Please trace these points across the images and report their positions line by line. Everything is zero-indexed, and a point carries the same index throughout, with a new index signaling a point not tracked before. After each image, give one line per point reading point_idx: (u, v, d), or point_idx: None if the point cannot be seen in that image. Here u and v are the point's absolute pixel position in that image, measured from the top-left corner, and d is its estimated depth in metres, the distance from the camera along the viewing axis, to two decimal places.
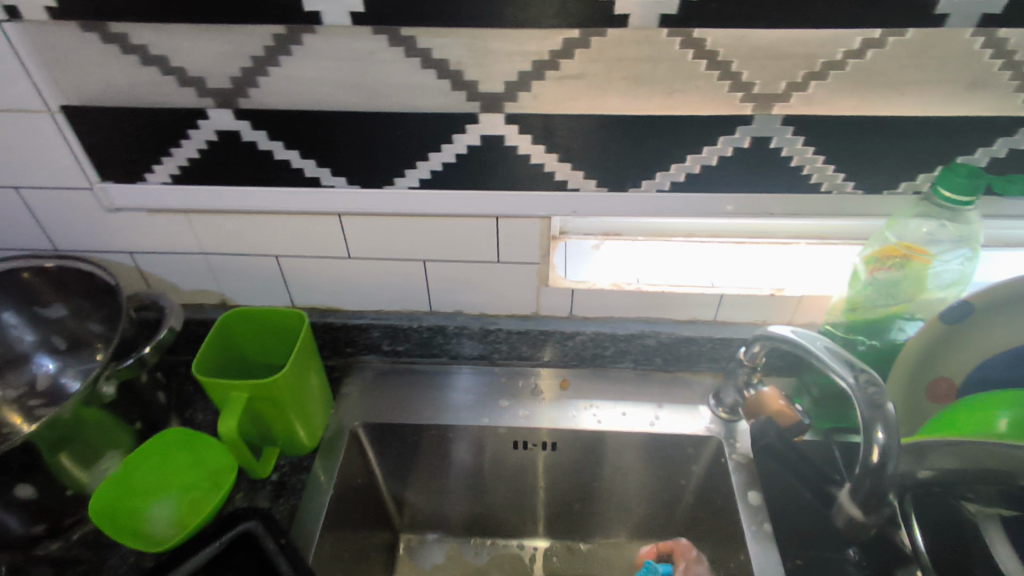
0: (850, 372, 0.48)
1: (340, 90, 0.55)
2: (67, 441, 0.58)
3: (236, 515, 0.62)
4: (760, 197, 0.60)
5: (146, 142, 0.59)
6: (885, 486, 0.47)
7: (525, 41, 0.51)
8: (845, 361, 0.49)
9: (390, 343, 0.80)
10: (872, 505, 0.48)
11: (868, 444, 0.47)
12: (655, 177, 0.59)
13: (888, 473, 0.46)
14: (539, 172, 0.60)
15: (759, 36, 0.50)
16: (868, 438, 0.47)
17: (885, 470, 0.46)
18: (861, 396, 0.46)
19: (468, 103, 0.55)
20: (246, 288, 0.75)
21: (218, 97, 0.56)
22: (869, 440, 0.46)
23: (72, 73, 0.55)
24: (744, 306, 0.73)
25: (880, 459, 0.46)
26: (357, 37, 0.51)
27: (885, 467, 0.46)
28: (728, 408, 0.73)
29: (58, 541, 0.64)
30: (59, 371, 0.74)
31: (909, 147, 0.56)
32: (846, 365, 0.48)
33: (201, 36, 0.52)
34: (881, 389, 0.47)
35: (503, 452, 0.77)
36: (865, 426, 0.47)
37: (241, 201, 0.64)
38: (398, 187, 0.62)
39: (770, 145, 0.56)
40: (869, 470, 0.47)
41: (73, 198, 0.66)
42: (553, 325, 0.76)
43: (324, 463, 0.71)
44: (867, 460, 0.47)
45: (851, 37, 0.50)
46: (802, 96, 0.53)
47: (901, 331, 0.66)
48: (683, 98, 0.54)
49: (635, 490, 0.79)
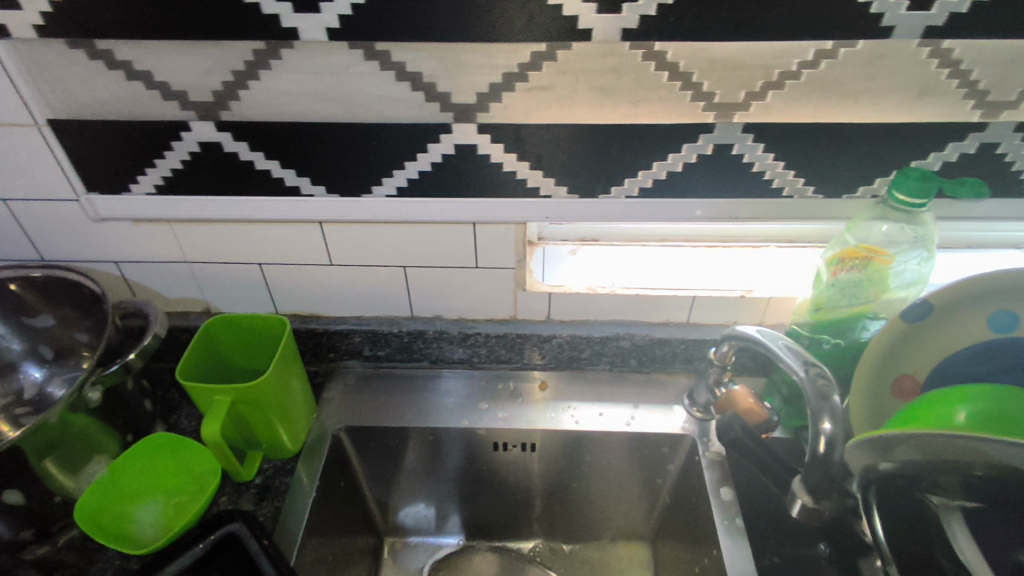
0: (803, 366, 0.50)
1: (318, 102, 0.57)
2: (54, 447, 0.59)
3: (220, 516, 0.63)
4: (725, 201, 0.63)
5: (129, 154, 0.61)
6: (835, 475, 0.49)
7: (495, 54, 0.53)
8: (800, 357, 0.51)
9: (372, 349, 0.82)
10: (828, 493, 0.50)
11: (818, 434, 0.49)
12: (623, 183, 0.61)
13: (836, 461, 0.49)
14: (511, 179, 0.62)
15: (717, 49, 0.52)
16: (817, 429, 0.49)
17: (832, 460, 0.49)
18: (811, 389, 0.49)
19: (441, 114, 0.57)
20: (230, 295, 0.77)
21: (200, 110, 0.58)
22: (818, 430, 0.49)
23: (58, 88, 0.56)
24: (715, 308, 0.75)
25: (827, 448, 0.48)
26: (333, 51, 0.54)
27: (833, 456, 0.48)
28: (701, 408, 0.75)
29: (45, 545, 0.65)
30: (45, 379, 0.76)
31: (865, 154, 0.59)
32: (798, 360, 0.51)
33: (183, 52, 0.54)
34: (830, 382, 0.50)
35: (484, 453, 0.79)
36: (814, 416, 0.49)
37: (224, 210, 0.66)
38: (376, 195, 0.64)
39: (732, 151, 0.59)
40: (818, 459, 0.49)
41: (60, 209, 0.67)
42: (530, 328, 0.78)
43: (307, 463, 0.73)
44: (817, 452, 0.49)
45: (804, 48, 0.52)
46: (760, 105, 0.56)
47: (864, 329, 0.67)
48: (647, 107, 0.56)
49: (614, 490, 0.80)
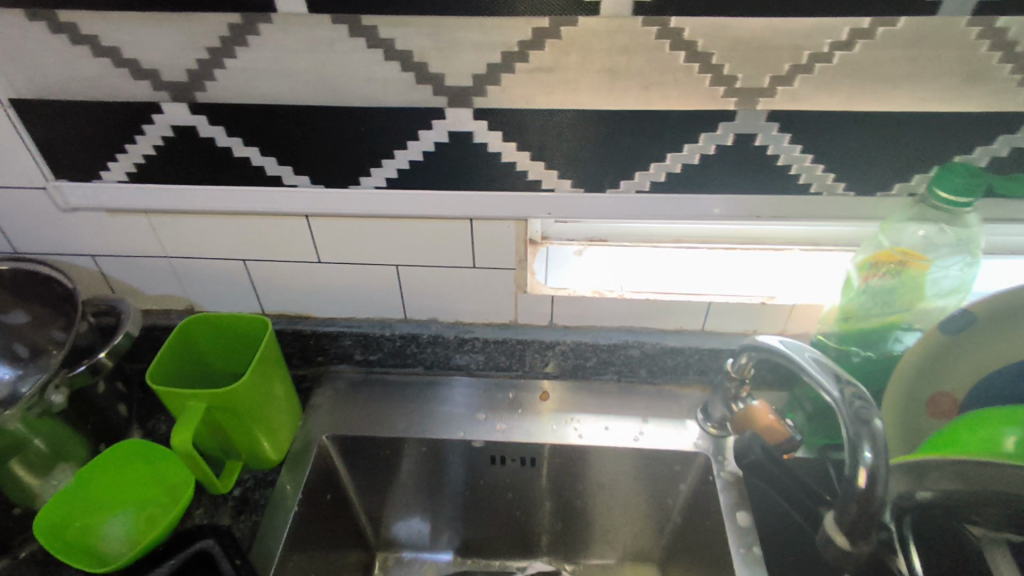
0: (836, 385, 0.44)
1: (300, 83, 0.52)
2: (16, 451, 0.55)
3: (191, 533, 0.59)
4: (745, 198, 0.57)
5: (99, 138, 0.57)
6: (876, 509, 0.43)
7: (492, 30, 0.48)
8: (832, 372, 0.45)
9: (363, 353, 0.77)
10: (865, 531, 0.44)
11: (855, 464, 0.43)
12: (634, 176, 0.56)
13: (879, 494, 0.42)
14: (511, 171, 0.57)
15: (739, 26, 0.47)
16: (855, 458, 0.43)
17: (875, 495, 0.43)
18: (846, 412, 0.43)
19: (433, 97, 0.52)
20: (212, 293, 0.72)
21: (173, 90, 0.53)
22: (855, 459, 0.43)
23: (20, 64, 0.52)
24: (733, 315, 0.69)
25: (867, 483, 0.42)
26: (315, 26, 0.49)
27: (874, 490, 0.42)
28: (717, 424, 0.69)
29: (4, 560, 0.60)
30: (17, 379, 0.71)
31: (904, 147, 0.53)
32: (831, 377, 0.45)
33: (152, 25, 0.50)
34: (868, 403, 0.44)
35: (480, 466, 0.74)
36: (851, 443, 0.43)
37: (202, 202, 0.61)
38: (364, 186, 0.59)
39: (755, 142, 0.53)
40: (856, 493, 0.43)
41: (29, 199, 0.63)
42: (532, 334, 0.73)
43: (290, 475, 0.68)
44: (854, 484, 0.43)
45: (838, 26, 0.47)
46: (786, 91, 0.50)
47: (897, 341, 0.61)
48: (661, 92, 0.51)
49: (620, 509, 0.75)
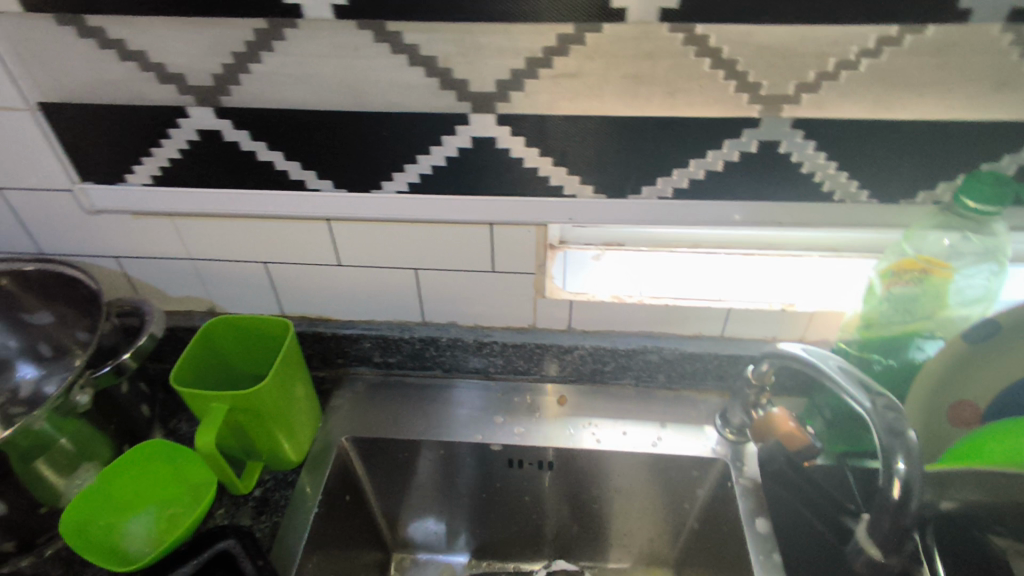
0: (867, 396, 0.44)
1: (326, 88, 0.52)
2: (40, 450, 0.56)
3: (213, 533, 0.60)
4: (768, 205, 0.57)
5: (125, 142, 0.57)
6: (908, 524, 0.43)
7: (518, 36, 0.48)
8: (861, 383, 0.45)
9: (382, 355, 0.77)
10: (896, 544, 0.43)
11: (889, 476, 0.43)
12: (656, 183, 0.56)
13: (912, 507, 0.42)
14: (533, 176, 0.57)
15: (765, 33, 0.47)
16: (887, 469, 0.43)
17: (907, 506, 0.42)
18: (880, 423, 0.43)
19: (457, 103, 0.52)
20: (234, 295, 0.73)
21: (199, 95, 0.54)
22: (888, 469, 0.43)
23: (50, 69, 0.53)
24: (752, 321, 0.69)
25: (902, 494, 0.42)
26: (341, 32, 0.49)
27: (908, 503, 0.42)
28: (735, 430, 0.68)
29: (28, 557, 0.62)
30: (41, 379, 0.73)
31: (930, 155, 0.52)
32: (860, 387, 0.45)
33: (179, 31, 0.50)
34: (900, 415, 0.44)
35: (497, 469, 0.74)
36: (884, 454, 0.43)
37: (226, 205, 0.62)
38: (386, 191, 0.59)
39: (779, 149, 0.53)
40: (890, 507, 0.42)
41: (55, 201, 0.64)
42: (550, 338, 0.73)
43: (309, 476, 0.68)
44: (888, 495, 0.43)
45: (866, 34, 0.46)
46: (811, 98, 0.50)
47: (920, 350, 0.60)
48: (686, 98, 0.51)
49: (637, 514, 0.75)
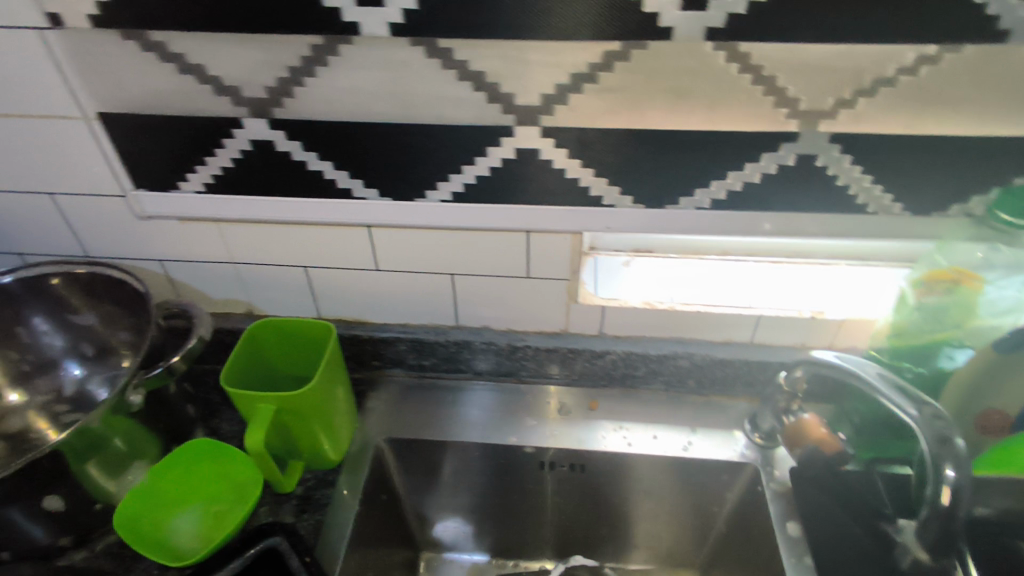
0: (912, 404, 0.45)
1: (377, 101, 0.54)
2: (95, 449, 0.58)
3: (261, 530, 0.61)
4: (803, 216, 0.58)
5: (180, 151, 0.60)
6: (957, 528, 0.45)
7: (565, 52, 0.50)
8: (905, 391, 0.46)
9: (416, 358, 0.79)
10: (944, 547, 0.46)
11: (938, 483, 0.44)
12: (695, 194, 0.57)
13: (961, 513, 0.44)
14: (574, 186, 0.58)
15: (807, 51, 0.48)
16: (937, 477, 0.44)
17: (955, 512, 0.44)
18: (929, 431, 0.44)
19: (503, 116, 0.54)
20: (274, 298, 0.75)
21: (254, 107, 0.56)
22: (938, 477, 0.44)
23: (112, 81, 0.55)
24: (782, 328, 0.70)
25: (952, 500, 0.44)
26: (394, 47, 0.51)
27: (956, 507, 0.44)
28: (764, 435, 0.70)
29: (82, 551, 0.64)
30: (85, 377, 0.75)
31: (965, 169, 0.53)
32: (904, 396, 0.46)
33: (238, 46, 0.52)
34: (948, 422, 0.45)
35: (528, 471, 0.75)
36: (933, 462, 0.44)
37: (273, 212, 0.64)
38: (430, 200, 0.61)
39: (817, 162, 0.54)
40: (940, 512, 0.44)
41: (107, 207, 0.66)
42: (581, 343, 0.75)
43: (349, 476, 0.71)
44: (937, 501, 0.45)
45: (905, 52, 0.48)
46: (849, 113, 0.51)
47: (949, 359, 0.60)
48: (727, 113, 0.52)
49: (665, 518, 0.76)
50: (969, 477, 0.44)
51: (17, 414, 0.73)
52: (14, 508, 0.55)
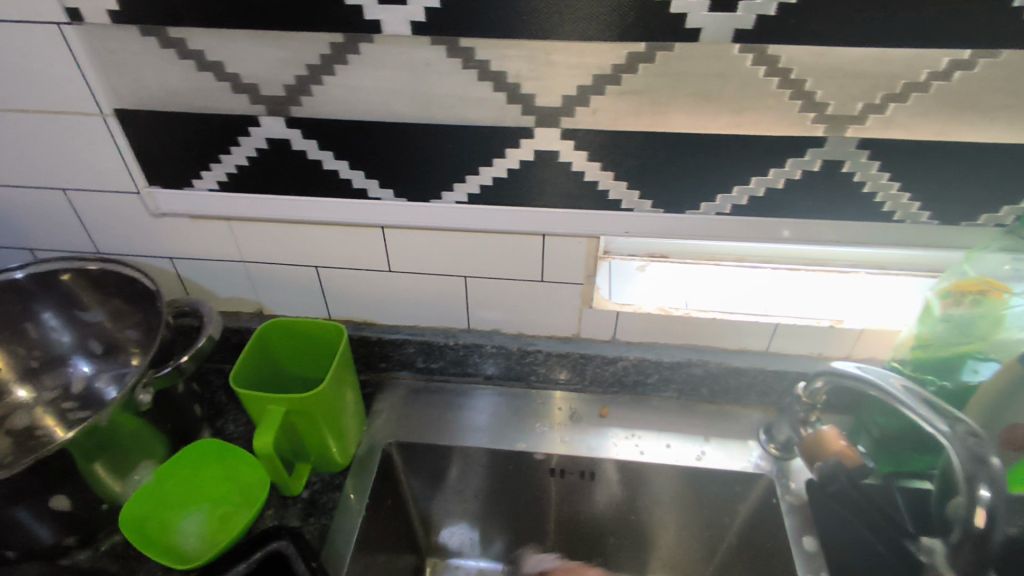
0: (945, 420, 0.45)
1: (395, 100, 0.53)
2: (103, 449, 0.57)
3: (268, 532, 0.60)
4: (825, 222, 0.57)
5: (195, 149, 0.59)
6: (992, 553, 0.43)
7: (589, 53, 0.49)
8: (939, 408, 0.46)
9: (425, 360, 0.78)
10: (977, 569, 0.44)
11: (971, 503, 0.43)
12: (716, 199, 0.56)
13: (996, 537, 0.43)
14: (593, 190, 0.57)
15: (837, 55, 0.47)
16: (971, 496, 0.43)
17: (992, 535, 0.43)
18: (961, 449, 0.43)
19: (523, 117, 0.53)
20: (284, 298, 0.74)
21: (271, 105, 0.55)
22: (972, 498, 0.43)
23: (130, 77, 0.55)
24: (799, 337, 0.69)
25: (986, 522, 0.42)
26: (415, 46, 0.50)
27: (991, 531, 0.43)
28: (779, 445, 0.69)
29: (87, 550, 0.63)
30: (93, 374, 0.74)
31: (995, 177, 0.52)
32: (934, 411, 0.45)
33: (257, 43, 0.51)
34: (983, 441, 0.44)
35: (537, 478, 0.74)
36: (966, 481, 0.43)
37: (286, 211, 0.63)
38: (446, 201, 0.60)
39: (842, 168, 0.53)
40: (972, 534, 0.43)
41: (119, 203, 0.66)
42: (594, 348, 0.74)
43: (355, 479, 0.69)
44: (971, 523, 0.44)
45: (938, 57, 0.47)
46: (879, 118, 0.50)
47: (974, 372, 0.58)
48: (753, 116, 0.51)
49: (674, 530, 0.73)
50: (1005, 498, 0.43)
51: (23, 409, 0.72)
52: (21, 506, 0.54)
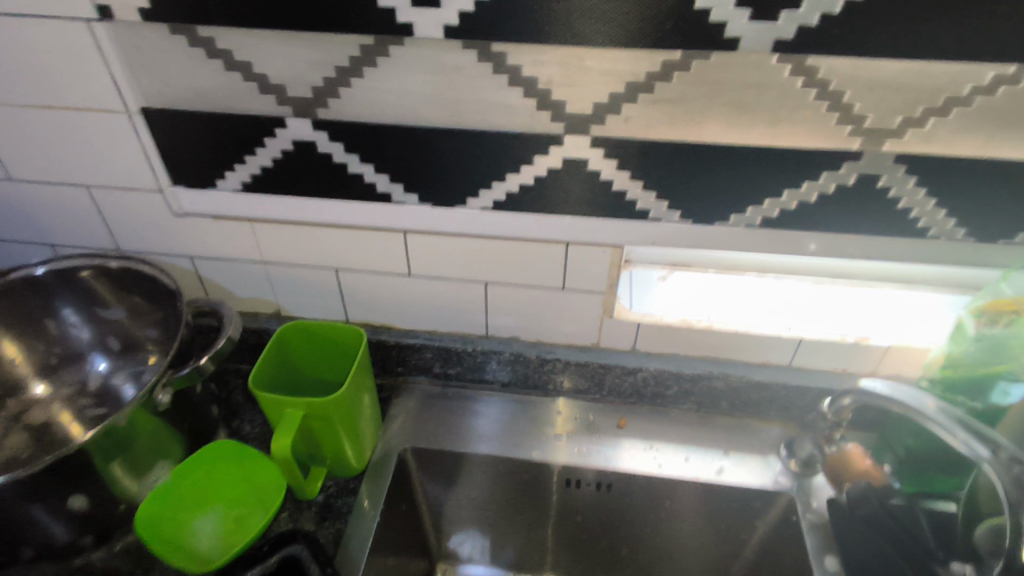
0: (988, 446, 0.44)
1: (424, 104, 0.53)
2: (121, 448, 0.57)
3: (282, 537, 0.60)
4: (856, 238, 0.56)
5: (220, 149, 0.59)
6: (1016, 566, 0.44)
7: (623, 60, 0.48)
8: (978, 433, 0.45)
9: (442, 366, 0.77)
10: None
11: None
12: (746, 211, 0.55)
13: None
14: (621, 199, 0.57)
15: (877, 66, 0.46)
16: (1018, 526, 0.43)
17: None
18: (1007, 476, 0.42)
19: (552, 124, 0.53)
20: (303, 300, 0.74)
21: (298, 106, 0.54)
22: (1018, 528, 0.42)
23: (158, 75, 0.55)
24: (823, 353, 0.68)
25: None
26: (446, 50, 0.50)
27: None
28: (801, 462, 0.68)
29: (100, 550, 0.63)
30: (110, 371, 0.74)
31: None
32: (978, 437, 0.44)
33: (287, 44, 0.51)
34: None
35: (554, 488, 0.73)
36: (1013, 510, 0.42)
37: (308, 214, 0.62)
38: (471, 207, 0.59)
39: (878, 183, 0.52)
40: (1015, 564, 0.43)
41: (141, 201, 0.65)
42: (614, 358, 0.73)
43: (370, 485, 0.69)
44: None
45: (982, 72, 0.46)
46: (918, 133, 0.49)
47: (1005, 394, 0.56)
48: (788, 128, 0.50)
49: (691, 544, 0.72)
50: None
51: (40, 405, 0.72)
52: (38, 505, 0.54)
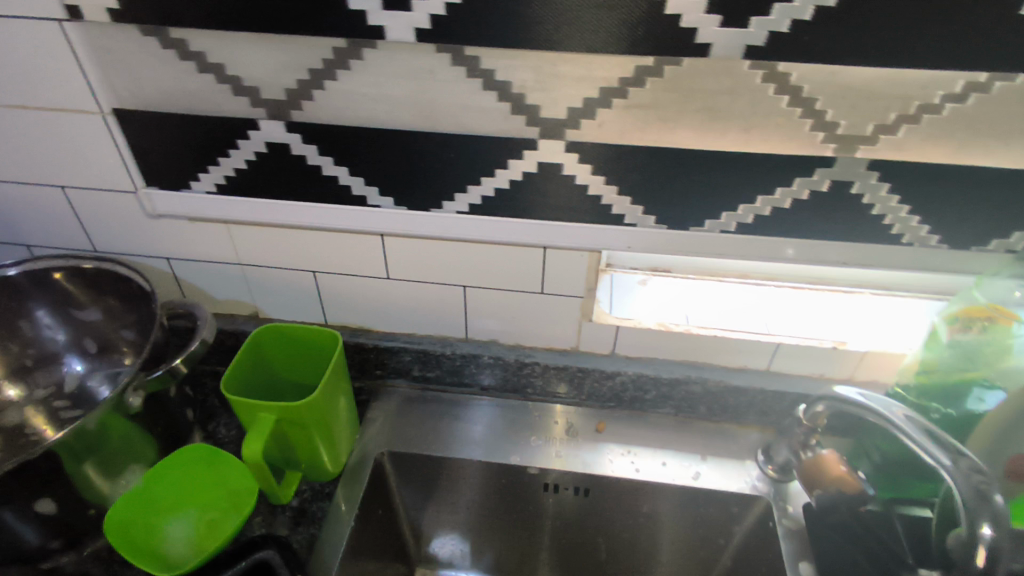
0: (947, 454, 0.44)
1: (397, 107, 0.53)
2: (92, 451, 0.56)
3: (254, 543, 0.60)
4: (829, 244, 0.56)
5: (194, 151, 0.58)
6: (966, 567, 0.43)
7: (596, 65, 0.48)
8: (941, 440, 0.45)
9: (421, 369, 0.77)
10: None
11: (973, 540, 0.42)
12: (720, 217, 0.55)
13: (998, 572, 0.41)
14: (596, 204, 0.56)
15: (848, 73, 0.46)
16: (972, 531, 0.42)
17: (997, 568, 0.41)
18: (964, 485, 0.42)
19: (527, 128, 0.52)
20: (280, 303, 0.73)
21: (272, 108, 0.54)
22: (972, 535, 0.42)
23: (130, 76, 0.54)
24: (800, 358, 0.68)
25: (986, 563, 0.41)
26: (419, 53, 0.49)
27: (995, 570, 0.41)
28: (778, 467, 0.68)
29: (70, 554, 0.62)
30: (86, 373, 0.73)
31: (1007, 203, 0.51)
32: (941, 445, 0.44)
33: (260, 46, 0.51)
34: (988, 478, 0.43)
35: (532, 493, 0.72)
36: (968, 518, 0.42)
37: (284, 216, 0.62)
38: (446, 210, 0.59)
39: (852, 189, 0.52)
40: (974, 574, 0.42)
41: (116, 202, 0.65)
42: (592, 362, 0.72)
43: (346, 489, 0.68)
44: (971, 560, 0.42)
45: (953, 79, 0.46)
46: (890, 140, 0.49)
47: (979, 401, 0.56)
48: (760, 135, 0.51)
49: (668, 550, 0.72)
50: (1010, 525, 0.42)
51: (14, 407, 0.70)
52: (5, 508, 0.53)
